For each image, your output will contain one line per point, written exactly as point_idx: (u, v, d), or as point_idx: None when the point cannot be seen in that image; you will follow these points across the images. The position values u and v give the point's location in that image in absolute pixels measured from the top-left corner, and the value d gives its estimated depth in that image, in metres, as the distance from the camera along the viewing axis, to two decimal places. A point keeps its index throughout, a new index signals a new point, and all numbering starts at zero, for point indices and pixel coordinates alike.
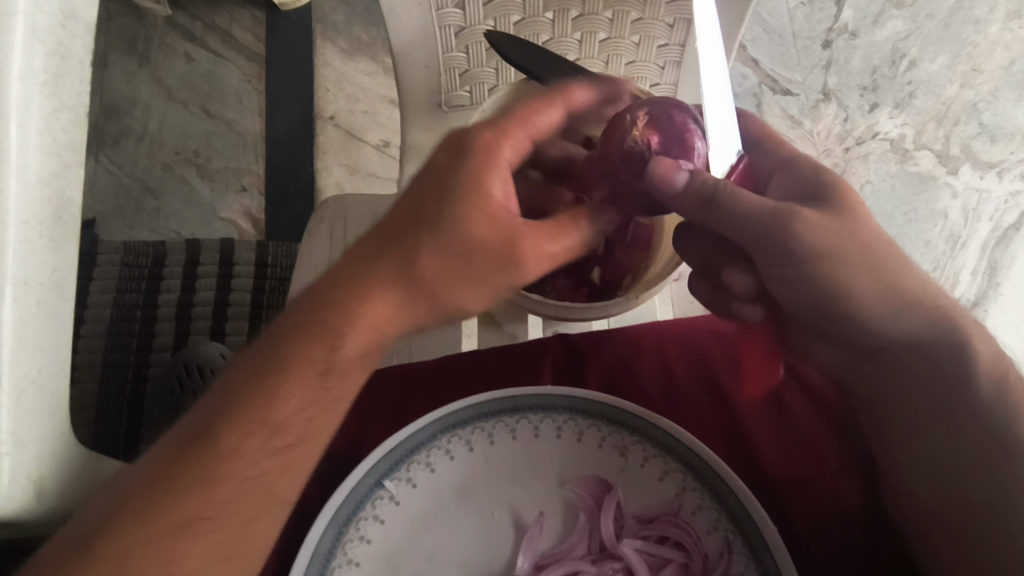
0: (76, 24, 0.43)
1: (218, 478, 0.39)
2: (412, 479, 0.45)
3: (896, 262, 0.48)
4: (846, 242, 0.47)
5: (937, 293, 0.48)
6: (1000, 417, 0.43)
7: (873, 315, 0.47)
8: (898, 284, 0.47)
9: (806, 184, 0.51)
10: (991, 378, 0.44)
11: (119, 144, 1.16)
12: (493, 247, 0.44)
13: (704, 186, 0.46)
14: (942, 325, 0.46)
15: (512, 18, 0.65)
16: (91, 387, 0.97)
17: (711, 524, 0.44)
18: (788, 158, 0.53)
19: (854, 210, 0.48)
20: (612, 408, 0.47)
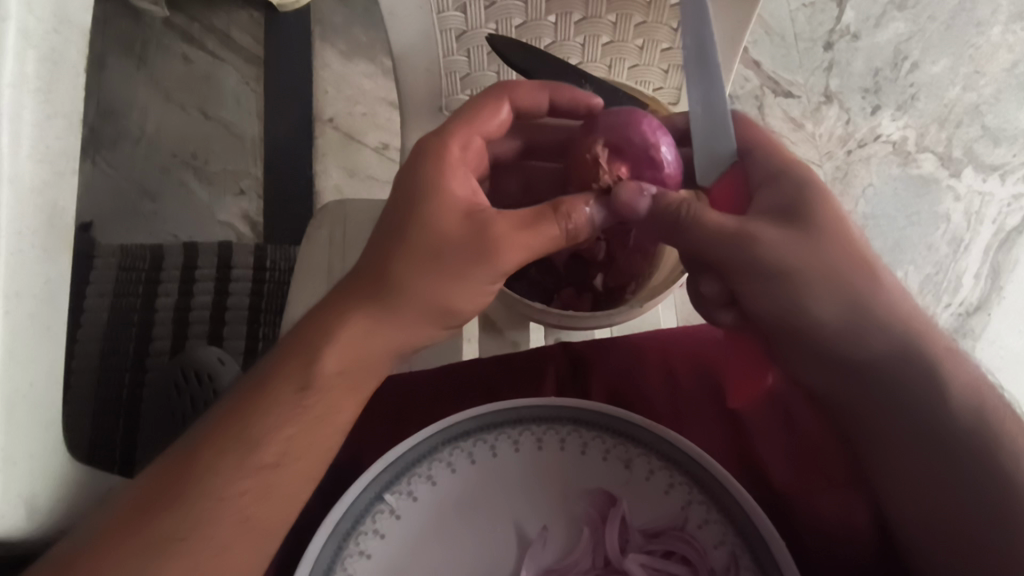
0: (70, 30, 0.42)
1: (221, 488, 0.39)
2: (413, 492, 0.45)
3: (863, 277, 0.45)
4: (809, 256, 0.45)
5: (909, 304, 0.45)
6: (978, 447, 0.40)
7: (838, 339, 0.45)
8: (865, 297, 0.45)
9: (786, 199, 0.48)
10: (962, 393, 0.42)
11: (116, 147, 1.15)
12: (458, 242, 0.44)
13: (668, 212, 0.47)
14: (913, 349, 0.43)
15: (514, 22, 0.64)
16: (89, 391, 0.97)
17: (718, 539, 0.43)
18: (780, 172, 0.49)
19: (831, 226, 0.46)
20: (616, 420, 0.46)
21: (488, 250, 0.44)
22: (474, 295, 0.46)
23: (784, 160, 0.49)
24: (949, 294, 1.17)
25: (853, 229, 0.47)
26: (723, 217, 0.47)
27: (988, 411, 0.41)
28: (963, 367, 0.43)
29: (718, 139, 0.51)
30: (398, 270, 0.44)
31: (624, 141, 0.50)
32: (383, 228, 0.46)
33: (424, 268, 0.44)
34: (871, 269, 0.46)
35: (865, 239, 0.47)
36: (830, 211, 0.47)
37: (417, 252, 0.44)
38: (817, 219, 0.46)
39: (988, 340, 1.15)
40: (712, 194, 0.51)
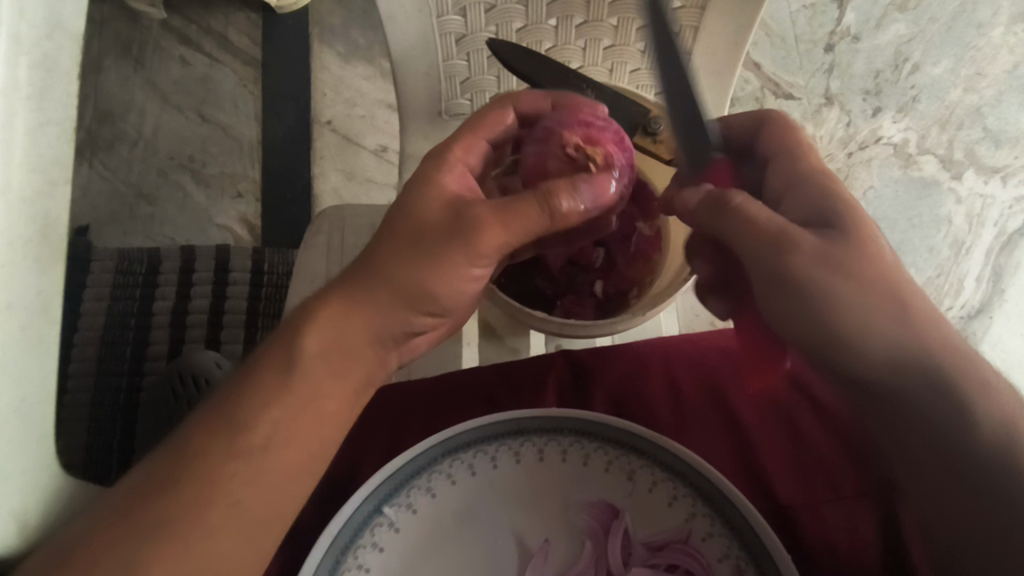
0: (62, 35, 0.41)
1: (213, 471, 0.41)
2: (413, 505, 0.44)
3: (906, 307, 0.42)
4: (850, 284, 0.42)
5: (949, 332, 0.43)
6: (1008, 479, 0.40)
7: (867, 364, 0.43)
8: (897, 324, 0.42)
9: (815, 206, 0.46)
10: (1000, 429, 0.40)
11: (114, 150, 1.15)
12: (440, 235, 0.45)
13: (709, 200, 0.46)
14: (943, 379, 0.41)
15: (514, 25, 0.64)
16: (86, 396, 0.96)
17: (722, 552, 0.42)
18: (801, 177, 0.48)
19: (871, 248, 0.43)
20: (621, 431, 0.45)
21: (468, 238, 0.45)
22: (454, 285, 0.46)
23: (810, 164, 0.48)
24: (951, 297, 1.16)
25: (889, 248, 0.44)
26: (770, 214, 0.44)
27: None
28: (1001, 402, 0.41)
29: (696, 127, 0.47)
30: (392, 266, 0.46)
31: (595, 131, 0.49)
32: (383, 228, 0.47)
33: (407, 257, 0.46)
34: (912, 297, 0.43)
35: (901, 258, 0.44)
36: (866, 229, 0.44)
37: (407, 244, 0.46)
38: (856, 238, 0.43)
39: (991, 343, 1.15)
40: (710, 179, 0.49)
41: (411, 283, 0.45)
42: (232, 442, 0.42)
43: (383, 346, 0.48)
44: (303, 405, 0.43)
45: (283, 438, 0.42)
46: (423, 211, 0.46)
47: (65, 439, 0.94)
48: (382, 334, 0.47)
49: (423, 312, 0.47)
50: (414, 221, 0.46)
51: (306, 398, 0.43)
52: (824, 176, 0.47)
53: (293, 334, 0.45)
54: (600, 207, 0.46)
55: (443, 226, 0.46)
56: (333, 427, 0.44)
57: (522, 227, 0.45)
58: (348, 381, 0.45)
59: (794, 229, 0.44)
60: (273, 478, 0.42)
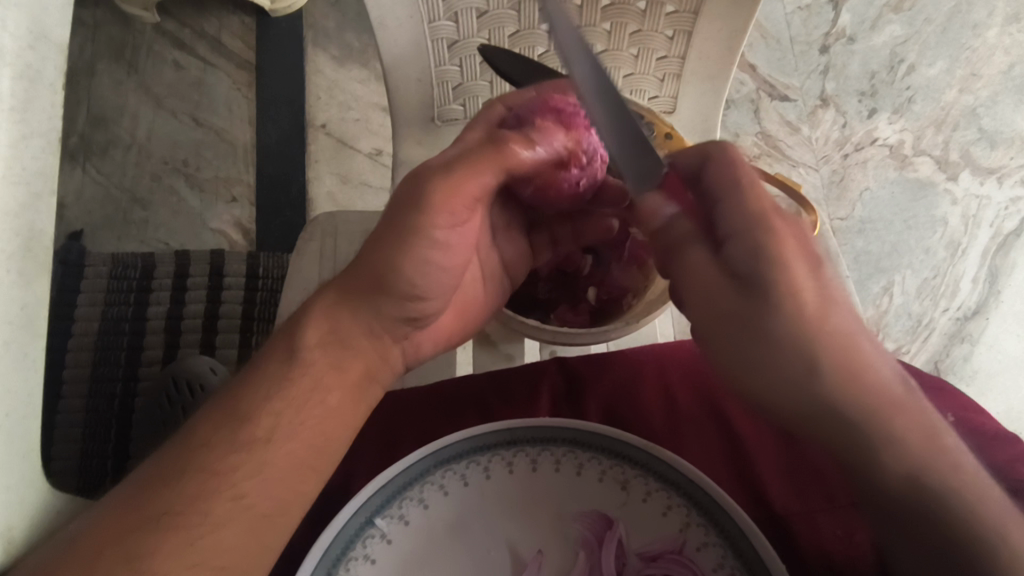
0: (47, 47, 0.42)
1: (215, 464, 0.40)
2: (405, 516, 0.43)
3: (808, 377, 0.41)
4: (752, 354, 0.43)
5: (868, 395, 0.40)
6: (939, 543, 0.38)
7: (776, 415, 0.43)
8: (799, 381, 0.41)
9: (749, 258, 0.42)
10: (913, 493, 0.39)
11: (107, 155, 1.14)
12: (402, 203, 0.45)
13: (668, 240, 0.47)
14: (855, 437, 0.40)
15: (507, 31, 0.63)
16: (79, 402, 0.96)
17: (717, 562, 0.42)
18: (742, 229, 0.42)
19: (780, 309, 0.41)
20: (614, 441, 0.45)
21: (424, 198, 0.45)
22: (421, 254, 0.46)
23: (753, 212, 0.42)
24: (947, 298, 1.16)
25: (809, 298, 0.41)
26: (708, 265, 0.44)
27: (959, 507, 0.38)
28: (921, 461, 0.39)
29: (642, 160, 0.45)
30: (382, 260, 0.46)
31: (564, 117, 0.49)
32: (381, 234, 0.46)
33: (382, 239, 0.46)
34: (820, 363, 0.41)
35: (819, 310, 0.41)
36: (785, 281, 0.41)
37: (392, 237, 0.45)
38: (767, 298, 0.41)
39: (987, 344, 1.15)
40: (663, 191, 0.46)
41: (383, 263, 0.46)
42: (234, 436, 0.41)
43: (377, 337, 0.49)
44: (302, 413, 0.43)
45: (282, 448, 0.42)
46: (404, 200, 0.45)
47: (62, 446, 0.94)
48: (369, 325, 0.48)
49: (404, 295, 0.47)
50: (400, 214, 0.45)
51: (306, 410, 0.43)
52: (761, 216, 0.42)
53: (284, 348, 0.45)
54: (552, 151, 0.47)
55: (403, 198, 0.46)
56: (327, 435, 0.44)
57: (480, 179, 0.46)
58: (343, 390, 0.45)
59: (715, 295, 0.43)
60: (277, 470, 0.42)
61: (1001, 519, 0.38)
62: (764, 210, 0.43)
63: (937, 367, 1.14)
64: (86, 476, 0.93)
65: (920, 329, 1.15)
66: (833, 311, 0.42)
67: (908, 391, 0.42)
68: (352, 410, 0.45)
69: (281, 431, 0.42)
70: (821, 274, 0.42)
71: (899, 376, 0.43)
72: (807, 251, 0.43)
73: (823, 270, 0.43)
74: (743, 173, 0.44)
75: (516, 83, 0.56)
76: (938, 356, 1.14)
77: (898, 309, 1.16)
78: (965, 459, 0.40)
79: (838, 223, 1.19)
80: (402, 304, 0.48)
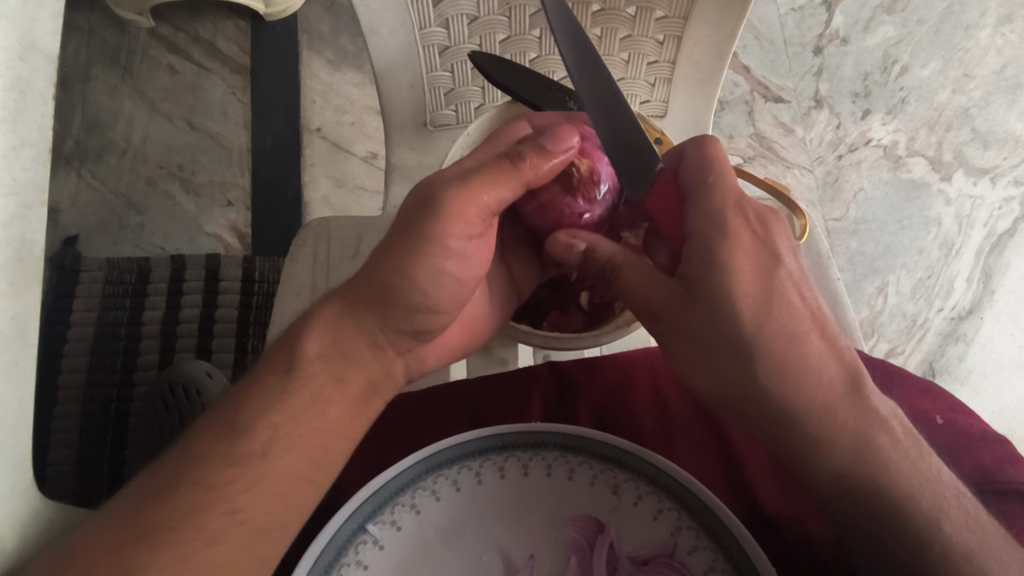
0: (37, 57, 0.42)
1: (213, 478, 0.40)
2: (397, 521, 0.43)
3: (747, 381, 0.44)
4: (700, 358, 0.46)
5: (806, 385, 0.44)
6: (869, 515, 0.42)
7: (721, 403, 0.47)
8: (739, 372, 0.45)
9: (701, 258, 0.45)
10: (837, 480, 0.43)
11: (102, 159, 1.14)
12: (416, 215, 0.45)
13: (598, 263, 0.49)
14: (791, 424, 0.44)
15: (498, 37, 0.63)
16: (75, 407, 0.97)
17: (707, 566, 0.42)
18: (699, 227, 0.46)
19: (723, 318, 0.44)
20: (603, 445, 0.45)
21: (441, 209, 0.45)
22: (438, 266, 0.46)
23: (720, 215, 0.45)
24: (941, 298, 1.17)
25: (751, 305, 0.44)
26: (648, 276, 0.47)
27: (882, 495, 0.42)
28: (852, 456, 0.43)
29: (634, 156, 0.48)
30: (392, 277, 0.46)
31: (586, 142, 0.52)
32: (387, 246, 0.47)
33: (394, 251, 0.46)
34: (758, 368, 0.44)
35: (761, 316, 0.44)
36: (727, 289, 0.44)
37: (406, 254, 0.45)
38: (712, 307, 0.44)
39: (981, 344, 1.15)
40: (651, 204, 0.49)
41: (393, 277, 0.46)
42: (231, 447, 0.41)
43: (380, 350, 0.48)
44: (300, 426, 0.43)
45: (279, 461, 0.42)
46: (424, 209, 0.45)
47: (58, 451, 0.95)
48: (374, 336, 0.48)
49: (412, 312, 0.47)
50: (416, 224, 0.45)
51: (303, 422, 0.43)
52: (716, 222, 0.45)
53: (277, 358, 0.45)
54: (566, 155, 0.48)
55: (416, 209, 0.46)
56: (325, 446, 0.44)
57: (502, 191, 0.46)
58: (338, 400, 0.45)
59: (663, 293, 0.46)
60: (275, 481, 0.41)
61: (925, 502, 0.42)
62: (722, 214, 0.45)
63: (932, 368, 1.14)
64: (83, 483, 0.93)
65: (915, 329, 1.16)
66: (775, 314, 0.44)
67: (851, 388, 0.44)
68: (346, 419, 0.45)
69: (282, 442, 0.42)
70: (769, 276, 0.45)
71: (847, 372, 0.45)
72: (759, 252, 0.45)
73: (772, 269, 0.45)
74: (715, 174, 0.47)
75: (539, 107, 0.56)
76: (932, 356, 1.15)
77: (893, 309, 1.16)
78: (903, 450, 0.43)
79: (832, 224, 1.19)
80: (410, 317, 0.48)
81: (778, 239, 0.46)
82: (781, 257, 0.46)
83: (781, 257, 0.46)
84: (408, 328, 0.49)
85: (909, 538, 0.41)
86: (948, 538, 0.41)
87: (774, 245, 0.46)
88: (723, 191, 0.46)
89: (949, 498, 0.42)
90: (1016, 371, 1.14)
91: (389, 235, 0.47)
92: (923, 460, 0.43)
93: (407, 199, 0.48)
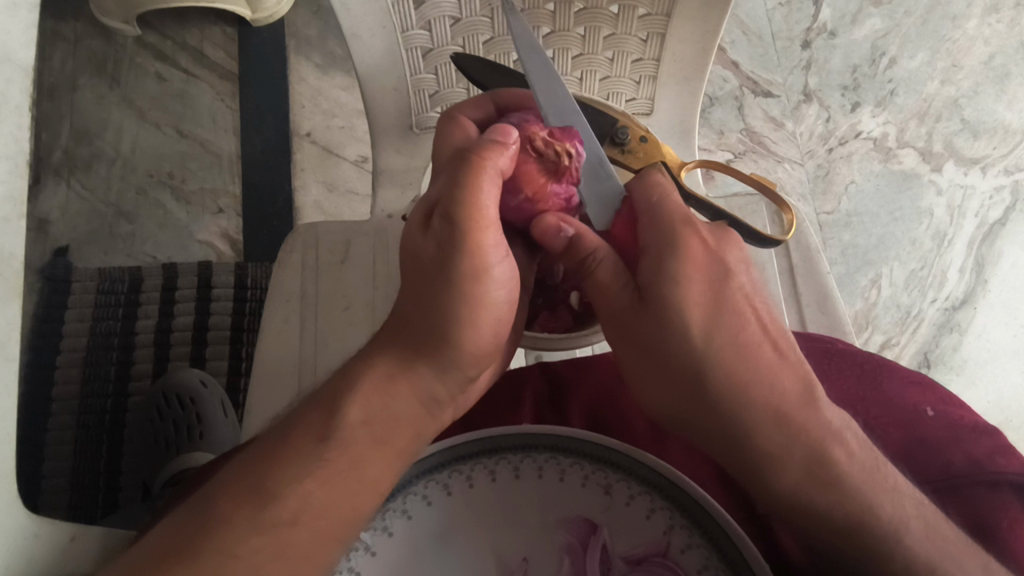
0: (11, 68, 0.43)
1: (233, 545, 0.38)
2: (388, 527, 0.43)
3: (695, 401, 0.45)
4: (653, 385, 0.46)
5: (751, 404, 0.44)
6: (833, 527, 0.43)
7: (674, 423, 0.47)
8: (688, 396, 0.45)
9: (654, 273, 0.46)
10: (794, 496, 0.43)
11: (91, 169, 1.13)
12: (433, 260, 0.43)
13: (578, 255, 0.47)
14: (742, 443, 0.44)
15: (481, 38, 0.63)
16: (70, 418, 0.96)
17: (701, 564, 0.42)
18: (662, 244, 0.46)
19: (673, 339, 0.45)
20: (594, 446, 0.45)
21: (462, 241, 0.42)
22: (484, 300, 0.44)
23: (673, 232, 0.46)
24: (934, 289, 1.17)
25: (699, 324, 0.44)
26: (619, 277, 0.47)
27: (841, 508, 0.42)
28: (804, 471, 0.43)
29: (600, 181, 0.50)
30: (440, 320, 0.44)
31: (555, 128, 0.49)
32: (409, 291, 0.45)
33: (430, 300, 0.44)
34: (708, 388, 0.44)
35: (709, 333, 0.44)
36: (681, 308, 0.45)
37: (441, 298, 0.43)
38: (661, 331, 0.45)
39: (975, 334, 1.15)
40: (614, 232, 0.51)
41: (447, 323, 0.44)
42: (256, 514, 0.39)
43: (434, 407, 0.45)
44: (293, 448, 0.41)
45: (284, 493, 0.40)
46: (446, 247, 0.43)
47: (52, 463, 0.94)
48: (429, 392, 0.45)
49: (456, 352, 0.45)
50: (436, 266, 0.43)
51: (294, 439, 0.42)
52: (671, 239, 0.46)
53: None
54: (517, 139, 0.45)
55: (433, 253, 0.43)
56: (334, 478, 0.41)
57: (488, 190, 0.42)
58: (346, 425, 0.42)
59: (620, 313, 0.47)
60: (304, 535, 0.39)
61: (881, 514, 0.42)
62: (674, 229, 0.46)
63: (926, 359, 1.14)
64: (79, 494, 0.93)
65: (909, 321, 1.16)
66: (723, 329, 0.45)
67: (804, 401, 0.44)
68: (358, 446, 0.42)
69: (292, 477, 0.40)
70: (719, 290, 0.45)
71: (800, 386, 0.44)
72: (709, 262, 0.46)
73: (722, 282, 0.46)
74: (667, 197, 0.48)
75: None
76: (927, 346, 1.15)
77: (887, 301, 1.16)
78: (858, 463, 0.43)
79: (825, 217, 1.20)
80: (472, 364, 0.46)
81: (726, 252, 0.47)
82: (732, 271, 0.46)
83: (732, 269, 0.46)
84: (466, 379, 0.46)
85: (874, 549, 0.42)
86: (909, 549, 0.41)
87: (724, 256, 0.47)
88: (671, 206, 0.47)
89: (908, 508, 0.43)
90: (1012, 359, 1.14)
91: (411, 280, 0.45)
92: (877, 469, 0.44)
93: (404, 247, 0.47)
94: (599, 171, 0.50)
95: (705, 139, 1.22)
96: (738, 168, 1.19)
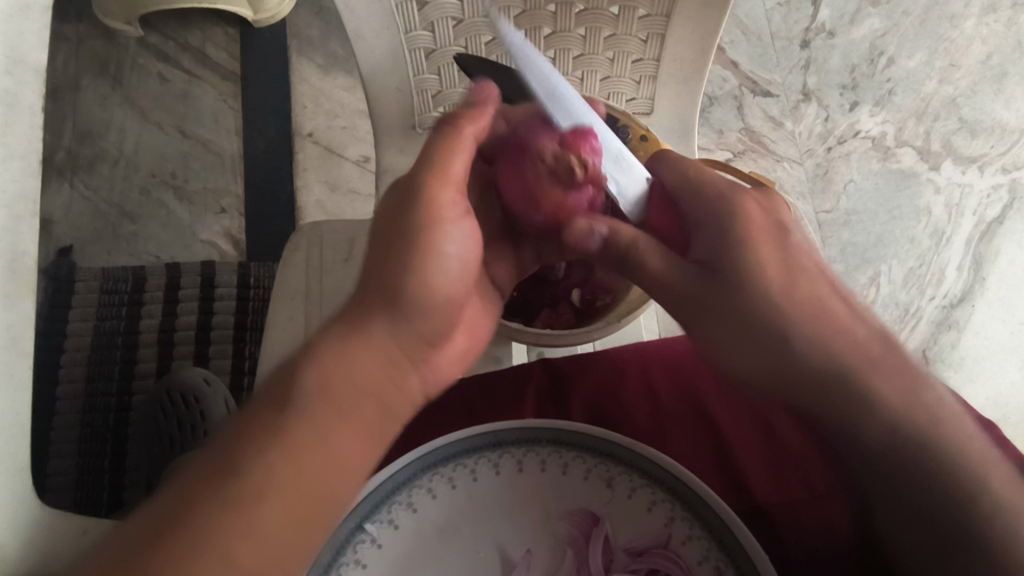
0: (23, 70, 0.44)
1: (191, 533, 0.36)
2: (394, 520, 0.44)
3: (783, 347, 0.44)
4: (729, 337, 0.46)
5: (841, 347, 0.44)
6: (924, 477, 0.41)
7: (750, 376, 0.46)
8: (775, 342, 0.44)
9: (715, 244, 0.46)
10: (885, 440, 0.42)
11: (94, 169, 1.14)
12: (395, 215, 0.45)
13: (620, 248, 0.47)
14: (834, 386, 0.43)
15: (483, 39, 0.64)
16: (74, 417, 0.97)
17: (702, 555, 0.43)
18: (712, 216, 0.47)
19: (754, 296, 0.45)
20: (596, 439, 0.46)
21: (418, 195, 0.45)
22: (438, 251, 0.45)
23: (722, 202, 0.47)
24: (933, 287, 1.17)
25: (776, 276, 0.45)
26: (667, 258, 0.47)
27: (933, 451, 0.41)
28: (901, 413, 0.42)
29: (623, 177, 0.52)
30: (394, 273, 0.44)
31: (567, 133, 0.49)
32: (372, 253, 0.45)
33: (387, 255, 0.44)
34: (795, 333, 0.44)
35: (787, 284, 0.45)
36: (754, 264, 0.45)
37: (395, 252, 0.44)
38: (734, 288, 0.45)
39: (974, 331, 1.16)
40: (651, 216, 0.52)
41: (400, 275, 0.44)
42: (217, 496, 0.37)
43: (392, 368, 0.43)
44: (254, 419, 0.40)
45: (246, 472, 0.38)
46: (404, 203, 0.45)
47: (56, 461, 0.95)
48: (385, 352, 0.43)
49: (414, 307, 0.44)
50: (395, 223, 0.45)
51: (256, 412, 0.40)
52: (725, 205, 0.47)
53: None
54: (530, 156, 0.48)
55: (392, 211, 0.45)
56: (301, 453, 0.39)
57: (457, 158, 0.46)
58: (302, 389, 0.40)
59: (682, 277, 0.47)
60: (268, 529, 0.37)
61: (970, 456, 0.41)
62: (727, 195, 0.47)
63: (925, 356, 1.15)
64: (82, 492, 0.94)
65: (907, 318, 1.16)
66: (800, 281, 0.45)
67: (884, 347, 0.44)
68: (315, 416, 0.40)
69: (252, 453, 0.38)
70: (784, 248, 0.46)
71: (878, 335, 0.45)
72: (768, 223, 0.47)
73: (788, 241, 0.47)
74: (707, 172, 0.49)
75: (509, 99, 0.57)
76: (925, 344, 1.16)
77: (886, 298, 1.17)
78: (942, 409, 0.43)
79: (824, 215, 1.21)
80: (429, 320, 0.45)
81: (780, 210, 0.48)
82: (789, 227, 0.47)
83: (789, 223, 0.47)
84: (423, 337, 0.45)
85: (965, 493, 0.40)
86: (997, 494, 0.40)
87: (779, 214, 0.48)
88: (709, 178, 0.49)
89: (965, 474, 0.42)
90: (1010, 356, 1.15)
91: (374, 243, 0.46)
92: (960, 418, 0.43)
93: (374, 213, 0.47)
94: (618, 164, 0.52)
95: (705, 139, 1.23)
96: (737, 166, 1.20)
